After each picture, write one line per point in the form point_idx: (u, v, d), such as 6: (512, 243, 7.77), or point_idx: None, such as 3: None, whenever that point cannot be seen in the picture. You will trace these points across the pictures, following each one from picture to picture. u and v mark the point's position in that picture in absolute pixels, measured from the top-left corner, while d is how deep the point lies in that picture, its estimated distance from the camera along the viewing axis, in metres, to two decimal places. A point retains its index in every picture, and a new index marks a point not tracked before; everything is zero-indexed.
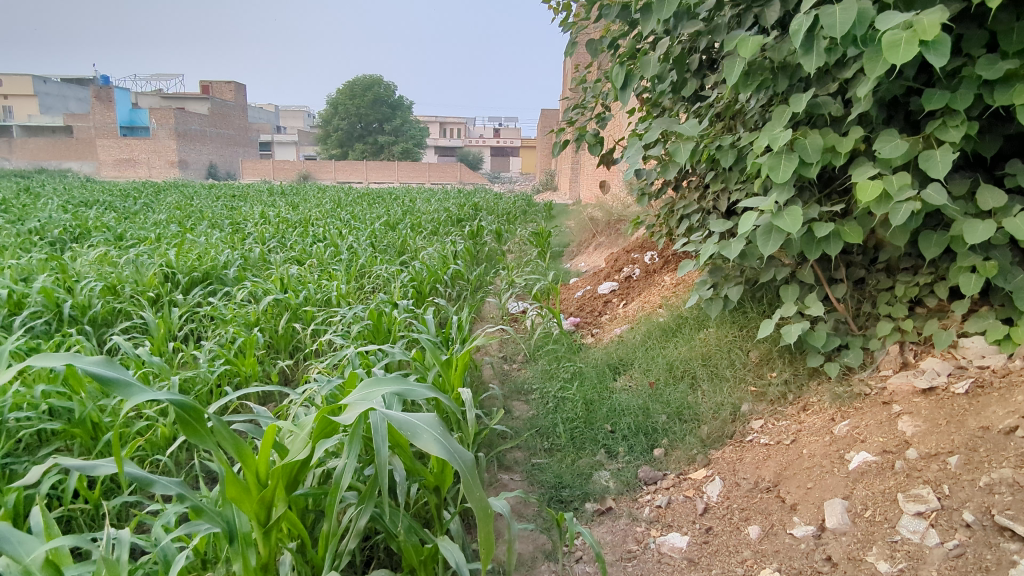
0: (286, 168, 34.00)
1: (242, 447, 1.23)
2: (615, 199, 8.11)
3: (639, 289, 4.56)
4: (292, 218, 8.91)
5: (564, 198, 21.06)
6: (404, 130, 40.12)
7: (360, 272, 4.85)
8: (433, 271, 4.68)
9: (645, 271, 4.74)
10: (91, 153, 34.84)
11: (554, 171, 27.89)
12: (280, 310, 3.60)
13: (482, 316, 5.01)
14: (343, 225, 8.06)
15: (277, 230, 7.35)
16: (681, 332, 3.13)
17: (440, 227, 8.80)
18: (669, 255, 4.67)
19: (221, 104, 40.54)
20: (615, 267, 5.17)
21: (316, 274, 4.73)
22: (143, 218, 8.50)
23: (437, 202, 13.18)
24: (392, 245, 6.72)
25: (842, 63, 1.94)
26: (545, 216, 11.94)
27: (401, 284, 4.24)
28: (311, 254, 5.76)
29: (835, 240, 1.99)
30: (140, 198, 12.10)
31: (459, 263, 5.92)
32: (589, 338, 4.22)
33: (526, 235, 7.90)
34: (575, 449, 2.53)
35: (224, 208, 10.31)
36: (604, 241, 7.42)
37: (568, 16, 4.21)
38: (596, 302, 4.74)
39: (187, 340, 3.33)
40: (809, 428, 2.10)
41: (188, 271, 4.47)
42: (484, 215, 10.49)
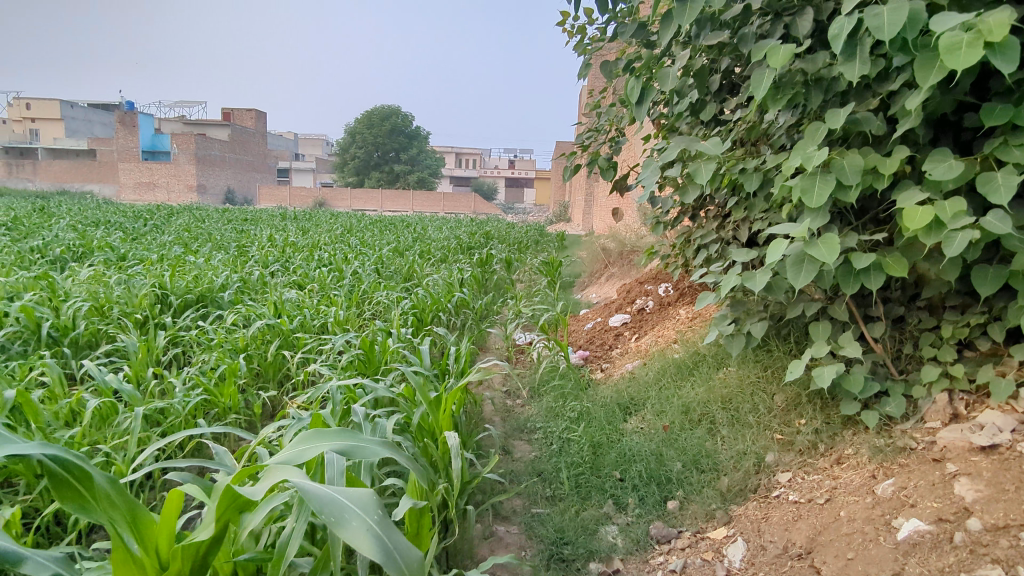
0: (302, 194, 34.31)
1: (138, 517, 1.15)
2: (628, 230, 7.93)
3: (652, 323, 4.33)
4: (300, 242, 8.81)
5: (577, 229, 20.95)
6: (419, 160, 40.51)
7: (361, 298, 4.67)
8: (436, 299, 4.49)
9: (659, 304, 4.52)
10: (112, 176, 35.45)
11: (567, 202, 27.86)
12: (272, 336, 3.41)
13: (487, 347, 4.79)
14: (350, 250, 7.94)
15: (282, 253, 7.23)
16: (698, 370, 2.89)
17: (449, 255, 8.64)
18: (684, 288, 4.45)
19: (241, 131, 41.26)
20: (627, 299, 4.95)
21: (315, 300, 4.55)
22: (150, 240, 8.44)
23: (448, 230, 13.10)
24: (398, 271, 6.56)
25: (885, 75, 1.75)
26: (557, 246, 11.78)
27: (402, 312, 4.05)
28: (314, 278, 5.59)
29: (877, 273, 1.77)
30: (152, 220, 12.14)
31: (465, 292, 5.73)
32: (598, 373, 3.99)
33: (536, 264, 7.73)
34: (580, 499, 2.28)
35: (233, 231, 10.27)
36: (617, 272, 7.23)
37: (582, 38, 4.09)
38: (606, 334, 4.52)
39: (170, 365, 3.14)
40: (845, 486, 1.84)
41: (183, 293, 4.32)
42: (495, 244, 10.34)
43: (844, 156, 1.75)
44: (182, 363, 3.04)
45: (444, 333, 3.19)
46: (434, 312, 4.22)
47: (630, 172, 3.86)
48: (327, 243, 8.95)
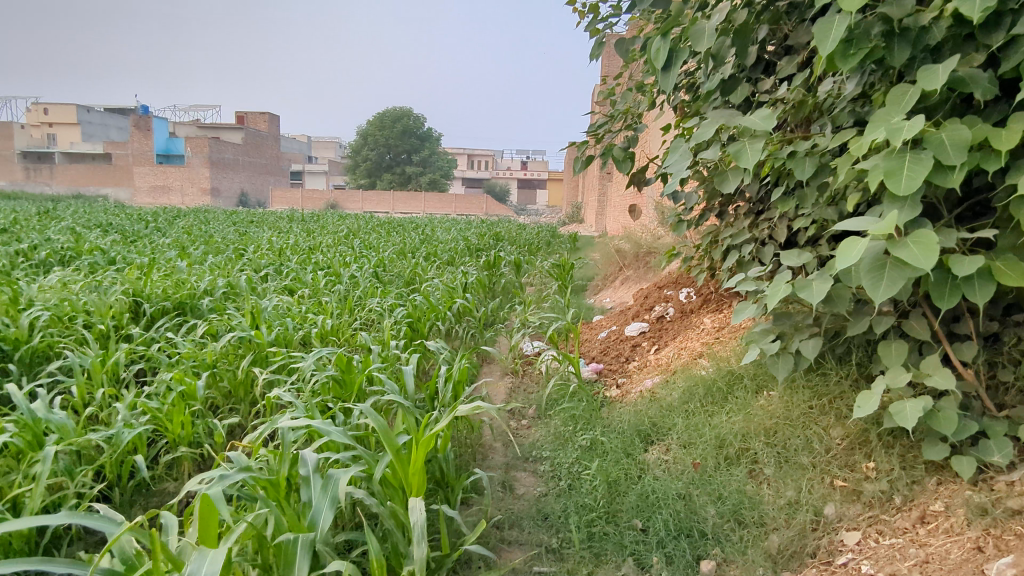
0: (313, 197, 34.18)
1: None
2: (644, 230, 7.50)
3: (672, 332, 3.91)
4: (301, 245, 8.46)
5: (590, 230, 20.52)
6: (431, 162, 40.26)
7: (354, 306, 4.29)
8: (435, 306, 4.10)
9: (680, 312, 4.09)
10: (126, 179, 35.55)
11: (581, 203, 27.42)
12: (246, 349, 3.04)
13: (491, 358, 4.39)
14: (351, 252, 7.57)
15: (280, 256, 6.87)
16: (732, 394, 2.47)
17: (455, 257, 8.26)
18: (708, 294, 4.02)
19: (254, 134, 41.27)
20: (644, 305, 4.53)
21: (303, 308, 4.18)
22: (146, 242, 8.14)
23: (458, 232, 12.74)
24: (399, 275, 6.18)
25: (994, 21, 1.34)
26: (569, 248, 11.37)
27: (396, 322, 3.66)
28: (307, 283, 5.23)
29: (985, 281, 1.34)
30: (154, 223, 11.86)
31: (469, 298, 5.34)
32: (613, 389, 3.57)
33: (547, 267, 7.32)
34: (592, 556, 1.86)
35: (235, 234, 9.96)
36: (632, 275, 6.80)
37: (595, 16, 3.68)
38: (622, 345, 4.09)
39: (128, 383, 2.77)
40: (939, 559, 1.42)
41: (159, 300, 3.97)
42: (505, 246, 9.95)
43: (941, 128, 1.33)
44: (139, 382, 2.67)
45: (435, 348, 2.78)
46: (433, 320, 3.83)
47: (649, 164, 3.44)
48: (329, 245, 8.60)
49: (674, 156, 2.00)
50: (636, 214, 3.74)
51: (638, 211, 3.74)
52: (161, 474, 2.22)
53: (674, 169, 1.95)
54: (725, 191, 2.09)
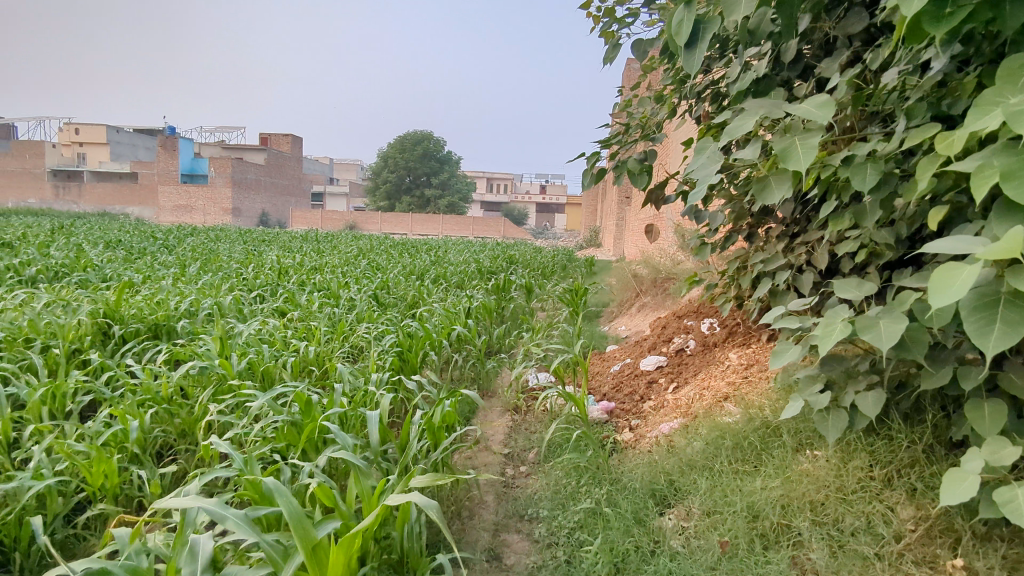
0: (332, 217, 34.29)
1: None
2: (662, 255, 7.11)
3: (693, 369, 3.50)
4: (306, 265, 8.19)
5: (607, 254, 20.15)
6: (450, 185, 40.34)
7: (345, 332, 3.94)
8: (430, 334, 3.75)
9: (702, 346, 3.68)
10: (150, 198, 36.00)
11: (599, 227, 27.12)
12: (211, 380, 2.71)
13: (492, 392, 4.02)
14: (355, 273, 7.27)
15: (278, 276, 6.56)
16: (766, 451, 2.06)
17: (464, 280, 7.93)
18: (733, 326, 3.62)
19: (276, 156, 41.72)
20: (661, 337, 4.13)
21: (288, 333, 3.84)
22: (148, 260, 7.92)
23: (470, 253, 12.46)
24: (401, 297, 5.85)
25: None
26: (585, 272, 11.00)
27: (384, 351, 3.30)
28: (300, 306, 4.90)
29: None
30: (162, 240, 11.68)
31: (473, 324, 4.98)
32: (625, 433, 3.17)
33: (558, 292, 6.96)
34: None
35: (241, 252, 9.73)
36: (650, 302, 6.41)
37: (611, 19, 3.37)
38: (636, 381, 3.68)
39: (67, 418, 2.43)
40: None
41: (133, 322, 3.66)
42: (517, 269, 9.61)
43: None
44: (76, 419, 2.32)
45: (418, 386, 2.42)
46: (426, 351, 3.46)
47: (669, 180, 3.09)
48: (334, 265, 8.30)
49: (700, 158, 1.58)
50: (653, 235, 3.36)
51: (656, 232, 3.36)
52: (79, 534, 1.87)
53: (697, 170, 1.55)
54: (766, 205, 1.64)
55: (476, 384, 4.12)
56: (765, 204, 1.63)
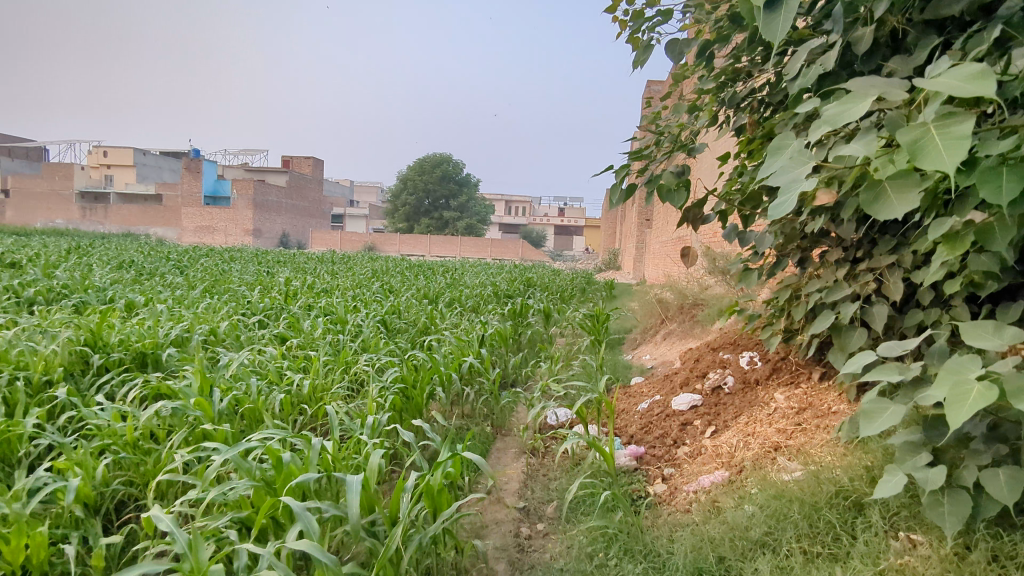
0: (352, 239, 34.33)
1: None
2: (688, 280, 6.72)
3: (733, 410, 3.11)
4: (316, 287, 7.91)
5: (627, 278, 19.75)
6: (469, 207, 40.33)
7: (346, 363, 3.60)
8: (438, 367, 3.41)
9: (742, 384, 3.29)
10: (173, 219, 36.39)
11: (619, 250, 26.75)
12: (184, 422, 2.38)
13: (507, 430, 3.66)
14: (366, 297, 6.97)
15: (285, 299, 6.27)
16: (850, 536, 1.71)
17: (479, 304, 7.60)
18: (778, 362, 3.23)
19: (298, 178, 42.09)
20: (693, 370, 3.74)
21: (285, 364, 3.51)
22: (154, 281, 7.69)
23: (487, 276, 12.15)
24: (412, 323, 5.53)
25: None
26: (605, 296, 10.63)
27: (386, 387, 2.96)
28: (302, 333, 4.58)
29: None
30: (173, 261, 11.52)
31: (486, 354, 4.62)
32: (657, 484, 2.78)
33: (578, 318, 6.61)
34: None
35: (253, 274, 9.50)
36: (676, 329, 6.03)
37: (641, 20, 3.06)
38: (668, 422, 3.29)
39: (16, 468, 2.12)
40: None
41: (115, 351, 3.37)
42: (535, 293, 9.26)
43: None
44: (20, 470, 2.01)
45: (413, 437, 2.05)
46: (434, 386, 3.12)
47: (708, 197, 2.73)
48: (345, 287, 8.01)
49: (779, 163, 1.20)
50: (688, 259, 3.01)
51: (691, 256, 3.01)
52: None
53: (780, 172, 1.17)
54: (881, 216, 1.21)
55: (489, 421, 3.76)
56: (878, 217, 1.23)
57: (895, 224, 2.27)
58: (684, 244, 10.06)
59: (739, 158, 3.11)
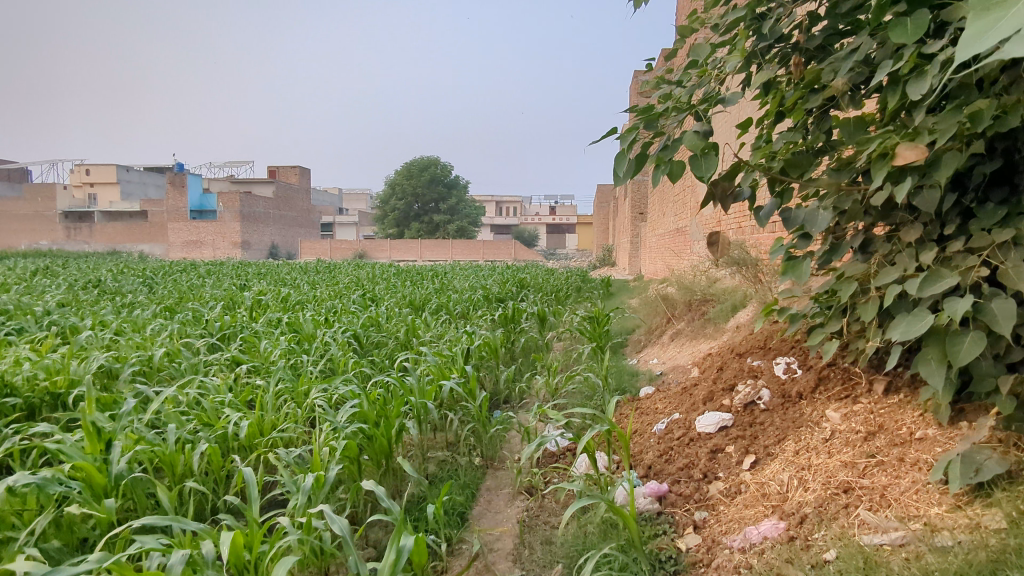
0: (342, 247, 33.67)
1: None
2: (695, 274, 6.16)
3: (774, 433, 2.53)
4: (290, 299, 7.28)
5: (624, 274, 19.18)
6: (460, 210, 39.74)
7: (301, 394, 2.99)
8: (411, 396, 2.81)
9: (780, 398, 2.71)
10: (160, 236, 35.64)
11: (613, 245, 26.19)
12: (53, 498, 1.78)
13: (500, 464, 3.07)
14: (344, 308, 6.35)
15: (250, 316, 5.65)
16: None
17: (469, 310, 7.00)
18: (823, 371, 2.66)
19: (286, 188, 41.38)
20: (716, 381, 3.15)
21: (226, 401, 2.90)
22: (113, 301, 7.03)
23: (478, 278, 11.57)
24: (392, 337, 4.93)
25: None
26: (603, 294, 10.06)
27: (341, 429, 2.35)
28: (260, 357, 3.95)
29: None
30: (146, 278, 10.85)
31: (473, 371, 4.03)
32: (688, 536, 2.20)
33: (577, 321, 6.02)
34: None
35: (225, 288, 8.84)
36: (686, 329, 5.47)
37: None
38: (692, 449, 2.71)
39: None
40: None
41: (14, 395, 2.74)
42: (529, 294, 8.67)
43: None
44: None
45: (348, 530, 1.52)
46: (404, 423, 2.53)
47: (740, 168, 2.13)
48: (321, 298, 7.39)
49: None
50: (714, 250, 2.43)
51: (718, 247, 2.43)
52: None
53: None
54: None
55: (476, 453, 3.17)
56: None
57: (1001, 189, 1.69)
58: (685, 235, 9.50)
59: (768, 123, 2.52)
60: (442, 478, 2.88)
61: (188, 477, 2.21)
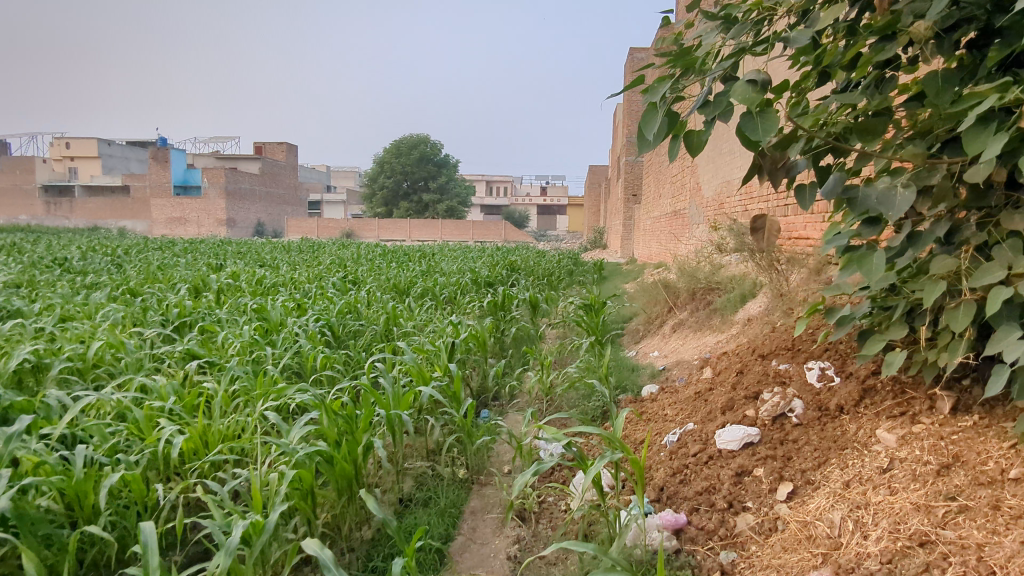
0: (330, 226, 32.99)
1: None
2: (699, 260, 5.75)
3: (812, 455, 2.13)
4: (264, 281, 6.80)
5: (616, 257, 18.77)
6: (450, 190, 39.07)
7: (255, 399, 2.56)
8: (381, 404, 2.38)
9: (816, 412, 2.32)
10: (142, 212, 34.74)
11: (605, 227, 25.75)
12: None
13: (486, 484, 2.68)
14: (321, 292, 5.89)
15: (216, 301, 5.16)
16: None
17: (456, 295, 6.55)
18: (868, 382, 2.26)
19: (273, 165, 40.41)
20: (736, 386, 2.75)
21: (165, 408, 2.46)
22: (72, 282, 6.50)
23: (466, 260, 11.11)
24: (371, 326, 4.49)
25: None
26: (597, 278, 9.65)
27: (293, 452, 1.93)
28: (218, 352, 3.50)
29: None
30: (117, 255, 10.29)
31: (459, 368, 3.61)
32: None
33: (572, 309, 5.62)
34: None
35: (198, 267, 8.31)
36: (690, 320, 5.08)
37: None
38: (712, 469, 2.31)
39: None
40: None
41: None
42: (520, 278, 8.24)
43: None
44: None
45: None
46: (373, 441, 2.12)
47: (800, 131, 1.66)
48: (299, 280, 6.91)
49: None
50: (760, 238, 2.02)
51: (764, 234, 2.01)
52: None
53: None
54: None
55: (460, 466, 2.77)
56: None
57: None
58: (683, 220, 9.09)
59: (814, 84, 2.08)
60: (420, 500, 2.48)
61: (103, 512, 1.79)
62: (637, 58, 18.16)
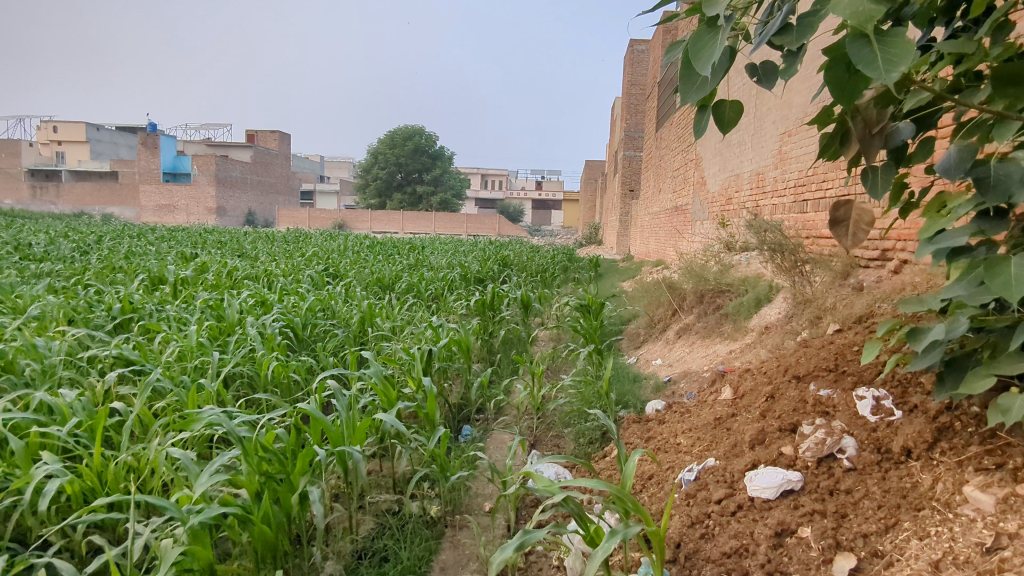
0: (321, 216, 32.34)
1: None
2: (707, 258, 5.28)
3: (875, 514, 1.67)
4: (235, 272, 6.27)
5: (611, 254, 18.33)
6: (444, 182, 38.48)
7: (176, 422, 2.06)
8: (331, 436, 1.90)
9: (874, 455, 1.85)
10: (130, 199, 33.99)
11: (600, 223, 25.26)
12: None
13: (463, 532, 2.20)
14: (293, 286, 5.37)
15: (171, 294, 4.62)
16: None
17: (442, 292, 6.05)
18: (941, 419, 1.81)
19: (265, 153, 39.62)
20: (767, 415, 2.27)
21: (55, 434, 1.96)
22: (22, 271, 5.94)
23: (456, 254, 10.61)
24: (341, 327, 3.99)
25: None
26: (592, 276, 9.16)
27: (199, 509, 1.45)
28: (154, 359, 2.98)
29: None
30: (88, 242, 9.76)
31: (436, 380, 3.13)
32: None
33: (568, 310, 5.14)
34: None
35: (168, 256, 7.76)
36: (697, 325, 4.61)
37: None
38: (744, 525, 1.83)
39: None
40: None
41: None
42: (512, 274, 7.75)
43: None
44: None
45: None
46: (312, 488, 1.65)
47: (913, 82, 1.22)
48: (273, 272, 6.39)
49: None
50: (841, 233, 1.55)
51: (847, 227, 1.54)
52: None
53: None
54: None
55: (430, 505, 2.30)
56: None
57: None
58: (685, 216, 8.62)
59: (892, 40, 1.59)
60: (378, 552, 2.01)
61: None
62: (637, 51, 17.69)
